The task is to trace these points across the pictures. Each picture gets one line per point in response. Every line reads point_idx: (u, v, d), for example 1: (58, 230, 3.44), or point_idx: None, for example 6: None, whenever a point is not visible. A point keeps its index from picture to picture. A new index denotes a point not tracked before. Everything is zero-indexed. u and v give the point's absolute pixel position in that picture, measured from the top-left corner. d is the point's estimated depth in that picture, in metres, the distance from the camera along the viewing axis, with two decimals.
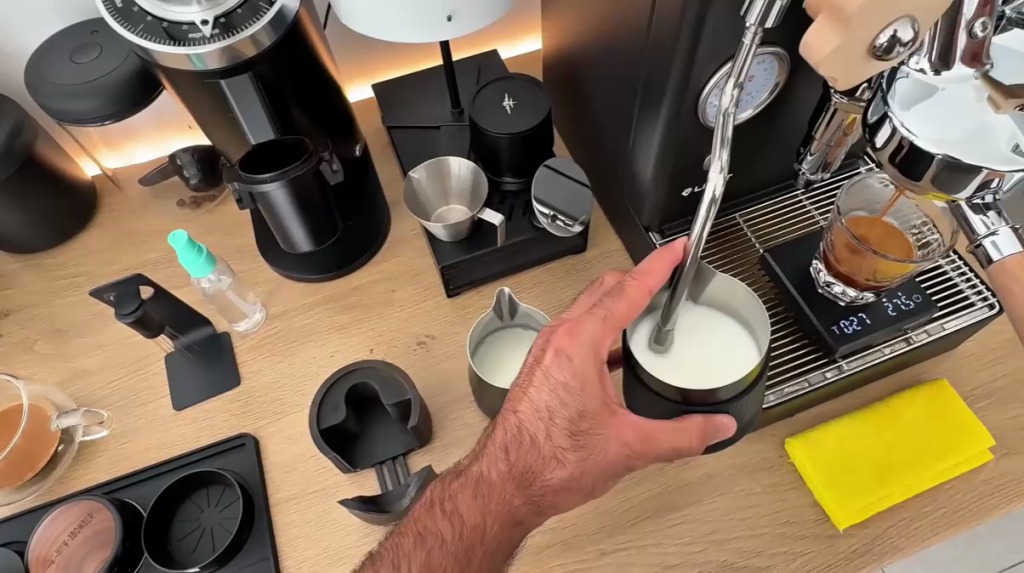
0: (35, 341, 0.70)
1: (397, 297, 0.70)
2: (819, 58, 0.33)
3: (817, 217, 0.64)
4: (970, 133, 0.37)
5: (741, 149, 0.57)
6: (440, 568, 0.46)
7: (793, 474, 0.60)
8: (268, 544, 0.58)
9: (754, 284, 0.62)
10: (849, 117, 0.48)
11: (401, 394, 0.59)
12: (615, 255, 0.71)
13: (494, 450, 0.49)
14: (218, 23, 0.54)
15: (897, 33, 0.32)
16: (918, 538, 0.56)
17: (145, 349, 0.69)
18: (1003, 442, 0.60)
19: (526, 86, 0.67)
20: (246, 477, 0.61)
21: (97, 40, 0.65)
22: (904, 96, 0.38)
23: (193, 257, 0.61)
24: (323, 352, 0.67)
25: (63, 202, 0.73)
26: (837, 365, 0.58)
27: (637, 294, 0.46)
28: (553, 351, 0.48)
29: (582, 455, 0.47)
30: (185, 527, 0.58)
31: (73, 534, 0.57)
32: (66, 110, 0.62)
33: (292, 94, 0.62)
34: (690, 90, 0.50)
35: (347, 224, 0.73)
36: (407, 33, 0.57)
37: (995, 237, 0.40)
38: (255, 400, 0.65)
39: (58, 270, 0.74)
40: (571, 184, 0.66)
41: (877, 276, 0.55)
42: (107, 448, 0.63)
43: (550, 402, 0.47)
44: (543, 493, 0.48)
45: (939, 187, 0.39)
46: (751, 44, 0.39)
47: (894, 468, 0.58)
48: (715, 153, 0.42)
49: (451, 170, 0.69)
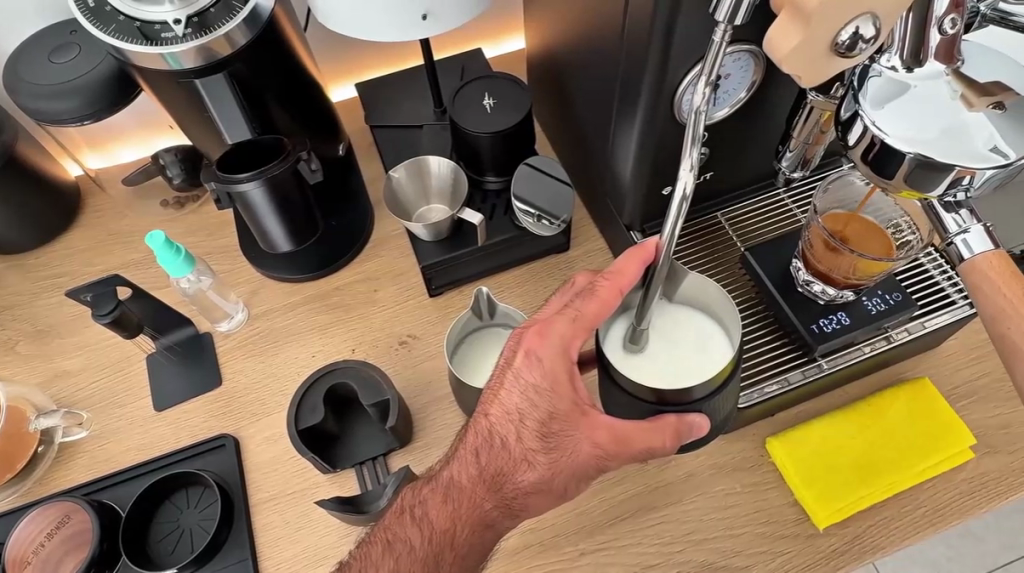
0: (18, 342, 0.70)
1: (379, 296, 0.70)
2: (782, 55, 0.33)
3: (797, 215, 0.64)
4: (943, 132, 0.36)
5: (719, 148, 0.57)
6: None
7: (773, 474, 0.60)
8: (247, 546, 0.58)
9: (734, 283, 0.61)
10: (825, 114, 0.48)
11: (380, 394, 0.59)
12: (597, 254, 0.71)
13: (465, 454, 0.49)
14: (191, 23, 0.54)
15: (858, 30, 0.32)
16: (898, 537, 0.56)
17: (127, 349, 0.69)
18: (984, 440, 0.60)
19: (506, 85, 0.67)
20: (226, 477, 0.61)
21: (75, 40, 0.64)
22: (875, 95, 0.38)
23: (171, 257, 0.61)
24: (305, 353, 0.67)
25: (46, 203, 0.72)
26: (816, 364, 0.58)
27: (609, 294, 0.46)
28: (524, 353, 0.48)
29: (553, 457, 0.47)
30: (164, 528, 0.58)
31: (50, 536, 0.57)
32: (45, 110, 0.62)
33: (269, 92, 0.61)
34: (666, 88, 0.49)
35: (329, 224, 0.73)
36: (382, 32, 0.57)
37: (966, 235, 0.39)
38: (236, 400, 0.65)
39: (42, 270, 0.74)
40: (553, 183, 0.65)
41: (856, 274, 0.55)
42: (88, 448, 0.63)
43: (521, 405, 0.47)
44: (515, 496, 0.48)
45: (911, 186, 0.38)
46: (721, 42, 0.38)
47: (874, 467, 0.57)
48: (685, 151, 0.41)
49: (431, 169, 0.69)
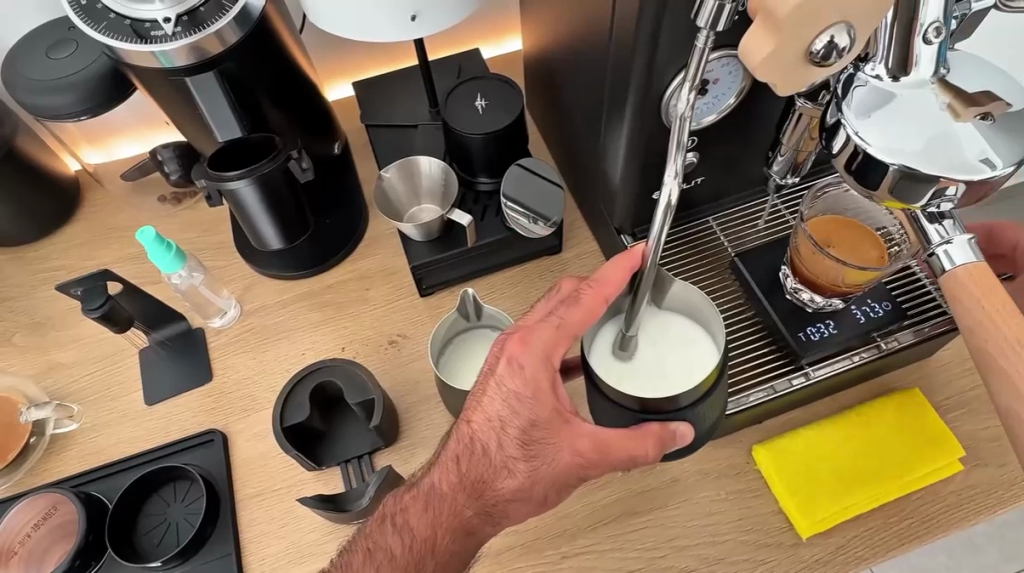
0: (14, 334, 0.70)
1: (371, 295, 0.70)
2: (756, 63, 0.33)
3: (788, 218, 0.64)
4: (932, 142, 0.35)
5: (709, 151, 0.57)
6: None
7: (758, 481, 0.59)
8: (230, 541, 0.58)
9: (724, 290, 0.61)
10: (814, 122, 0.48)
11: (366, 393, 0.59)
12: (590, 257, 0.71)
13: (446, 461, 0.50)
14: (182, 20, 0.54)
15: (834, 39, 0.32)
16: (882, 548, 0.56)
17: (121, 343, 0.69)
18: (973, 452, 0.59)
19: (498, 85, 0.67)
20: (212, 472, 0.61)
21: (73, 36, 0.65)
22: (861, 104, 0.37)
23: (162, 253, 0.62)
24: (295, 350, 0.68)
25: (44, 196, 0.73)
26: (803, 372, 0.57)
27: (593, 303, 0.46)
28: (506, 360, 0.48)
29: (533, 464, 0.47)
30: (151, 521, 0.59)
31: (37, 526, 0.58)
32: (42, 105, 0.62)
33: (263, 91, 0.61)
34: (653, 92, 0.49)
35: (323, 223, 0.73)
36: (373, 30, 0.57)
37: (948, 246, 0.38)
38: (226, 396, 0.66)
39: (39, 263, 0.74)
40: (544, 185, 0.66)
41: (845, 283, 0.55)
42: (78, 441, 0.64)
43: (502, 412, 0.48)
44: (495, 503, 0.49)
45: (896, 197, 0.37)
46: (703, 48, 0.37)
47: (861, 478, 0.57)
48: (670, 158, 0.41)
49: (421, 169, 0.69)
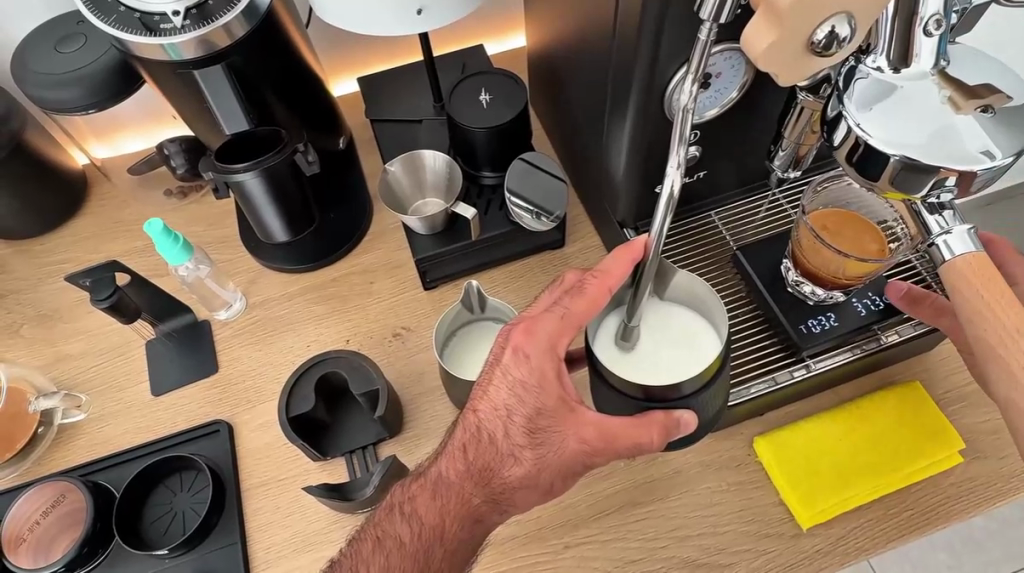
0: (22, 326, 0.71)
1: (375, 288, 0.71)
2: (757, 54, 0.33)
3: (789, 212, 0.65)
4: (931, 134, 0.36)
5: (711, 145, 0.57)
6: (397, 569, 0.48)
7: (759, 473, 0.60)
8: (235, 531, 0.59)
9: (727, 283, 0.62)
10: (815, 115, 0.48)
11: (370, 384, 0.60)
12: (593, 251, 0.72)
13: (453, 449, 0.50)
14: (191, 14, 0.55)
15: (834, 29, 0.32)
16: (883, 539, 0.56)
17: (127, 335, 0.70)
18: (973, 445, 0.60)
19: (502, 80, 0.68)
20: (218, 461, 0.62)
21: (82, 31, 0.66)
22: (862, 96, 0.37)
23: (170, 245, 0.63)
24: (300, 342, 0.68)
25: (51, 190, 0.74)
26: (804, 364, 0.58)
27: (596, 293, 0.47)
28: (511, 350, 0.48)
29: (539, 452, 0.48)
30: (158, 510, 0.59)
31: (45, 514, 0.58)
32: (51, 99, 0.63)
33: (268, 85, 0.62)
34: (655, 86, 0.50)
35: (329, 216, 0.74)
36: (379, 23, 0.58)
37: (948, 236, 0.38)
38: (231, 387, 0.66)
39: (46, 256, 0.75)
40: (547, 179, 0.66)
41: (845, 275, 0.55)
42: (85, 431, 0.65)
43: (508, 400, 0.48)
44: (502, 490, 0.49)
45: (898, 187, 0.38)
46: (706, 41, 0.37)
47: (864, 469, 0.57)
48: (673, 149, 0.41)
49: (425, 162, 0.70)
